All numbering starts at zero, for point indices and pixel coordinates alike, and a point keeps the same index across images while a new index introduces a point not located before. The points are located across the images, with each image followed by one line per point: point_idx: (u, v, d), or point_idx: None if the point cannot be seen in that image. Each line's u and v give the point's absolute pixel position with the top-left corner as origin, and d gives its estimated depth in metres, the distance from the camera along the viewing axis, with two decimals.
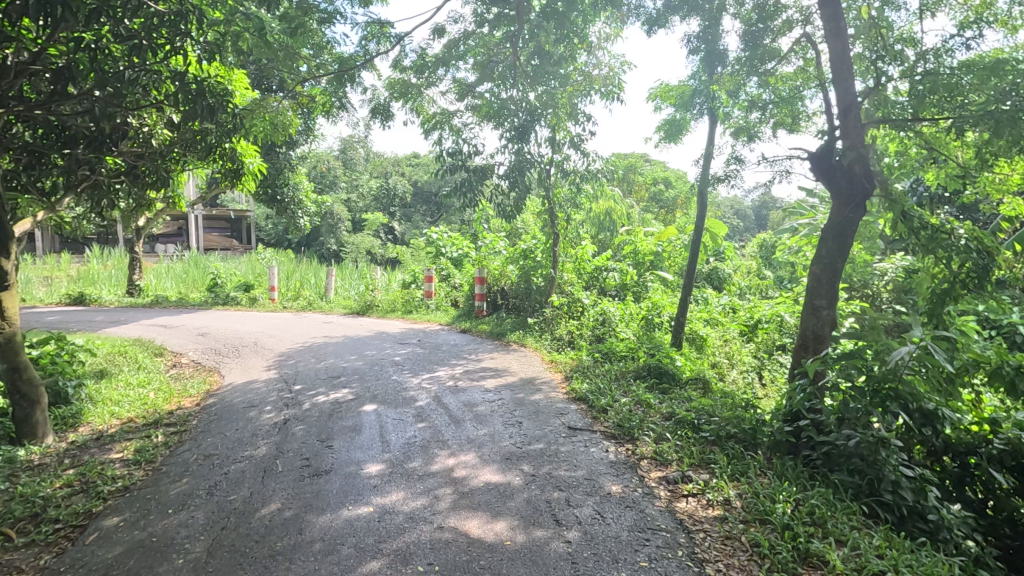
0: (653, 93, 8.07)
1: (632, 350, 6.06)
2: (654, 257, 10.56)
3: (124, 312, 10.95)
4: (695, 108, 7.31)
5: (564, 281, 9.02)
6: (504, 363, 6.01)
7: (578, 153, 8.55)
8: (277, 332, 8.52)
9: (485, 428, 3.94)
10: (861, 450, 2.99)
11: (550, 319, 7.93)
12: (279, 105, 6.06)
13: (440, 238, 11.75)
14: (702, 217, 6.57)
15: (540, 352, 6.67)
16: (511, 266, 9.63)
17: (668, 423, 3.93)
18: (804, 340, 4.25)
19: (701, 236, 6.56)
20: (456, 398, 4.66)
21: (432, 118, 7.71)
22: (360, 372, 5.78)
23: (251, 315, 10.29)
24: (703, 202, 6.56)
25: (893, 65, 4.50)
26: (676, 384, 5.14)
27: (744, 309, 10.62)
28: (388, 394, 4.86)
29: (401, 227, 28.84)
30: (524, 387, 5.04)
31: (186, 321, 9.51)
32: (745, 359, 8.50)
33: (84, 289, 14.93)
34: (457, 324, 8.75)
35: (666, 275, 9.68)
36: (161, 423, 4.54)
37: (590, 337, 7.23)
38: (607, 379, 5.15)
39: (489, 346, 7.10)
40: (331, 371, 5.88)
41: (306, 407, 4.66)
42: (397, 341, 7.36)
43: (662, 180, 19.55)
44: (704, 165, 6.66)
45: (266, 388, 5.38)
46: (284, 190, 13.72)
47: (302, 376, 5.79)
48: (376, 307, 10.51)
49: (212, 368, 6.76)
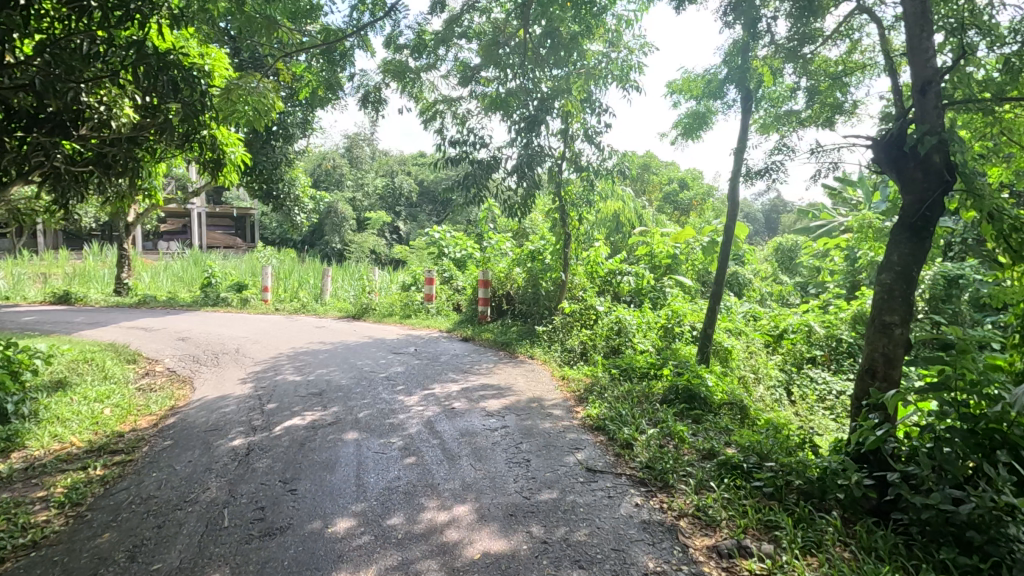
0: (672, 85, 7.36)
1: (655, 366, 5.34)
2: (671, 260, 9.85)
3: (106, 311, 10.34)
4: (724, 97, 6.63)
5: (575, 286, 8.37)
6: (509, 379, 5.32)
7: (592, 146, 7.86)
8: (262, 337, 7.85)
9: (485, 469, 3.24)
10: (973, 520, 2.27)
11: (559, 328, 7.24)
12: (258, 84, 5.44)
13: (442, 238, 11.06)
14: (734, 215, 5.84)
15: (549, 367, 5.96)
16: (518, 268, 8.96)
17: (708, 465, 3.22)
18: (871, 364, 3.51)
19: (733, 236, 5.82)
20: (452, 426, 3.96)
21: (432, 104, 7.05)
22: (345, 388, 5.09)
23: (240, 318, 9.64)
24: (735, 199, 5.85)
25: (977, 35, 3.78)
26: (708, 410, 4.42)
27: (768, 317, 9.89)
28: (373, 419, 4.18)
29: (406, 227, 28.28)
30: (531, 411, 4.34)
31: (169, 323, 8.88)
32: (771, 374, 7.79)
33: (77, 287, 14.46)
34: (459, 331, 8.07)
35: (685, 280, 8.96)
36: (105, 452, 3.88)
37: (605, 349, 6.53)
38: (628, 403, 4.44)
39: (493, 357, 6.40)
40: (313, 387, 5.20)
41: (276, 432, 3.98)
42: (391, 350, 6.67)
43: (677, 181, 18.79)
44: (736, 159, 5.94)
45: (236, 407, 4.70)
46: (280, 185, 13.09)
47: (280, 391, 5.12)
48: (373, 310, 9.85)
49: (185, 379, 6.10)
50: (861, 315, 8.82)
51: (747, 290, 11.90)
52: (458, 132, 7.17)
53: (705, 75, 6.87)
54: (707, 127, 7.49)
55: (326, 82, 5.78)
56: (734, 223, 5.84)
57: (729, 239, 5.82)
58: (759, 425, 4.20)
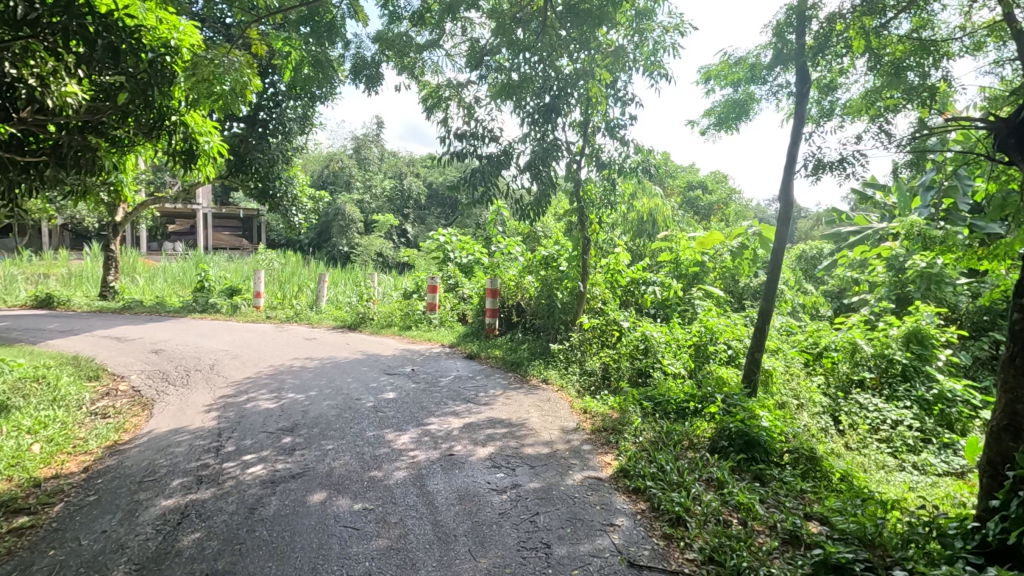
0: (707, 70, 6.43)
1: (696, 397, 4.43)
2: (698, 268, 8.91)
3: (85, 317, 9.59)
4: (772, 81, 5.75)
5: (594, 297, 7.46)
6: (520, 413, 4.43)
7: (615, 140, 6.98)
8: (244, 350, 7.04)
9: (488, 559, 2.38)
10: None
11: (577, 347, 6.32)
12: (228, 56, 4.66)
13: (448, 242, 10.22)
14: (787, 215, 4.93)
15: (568, 395, 5.07)
16: (529, 276, 8.07)
17: (799, 562, 2.35)
18: (1013, 420, 2.63)
19: (787, 241, 4.90)
20: (448, 484, 3.10)
21: (434, 90, 6.25)
22: (323, 420, 4.24)
23: (226, 327, 8.85)
24: (788, 196, 4.94)
25: None
26: (771, 463, 3.52)
27: (805, 331, 8.93)
28: (350, 470, 3.32)
29: (414, 229, 27.45)
30: (547, 462, 3.45)
31: (147, 332, 8.11)
32: (815, 399, 6.90)
33: (76, 287, 14.76)
34: (463, 346, 7.20)
35: (716, 291, 8.03)
36: (6, 512, 3.04)
37: (630, 373, 5.63)
38: (668, 452, 3.55)
39: (501, 380, 5.52)
40: (287, 417, 4.36)
41: (226, 488, 3.13)
42: (384, 370, 5.81)
43: (698, 184, 17.88)
44: (791, 145, 4.96)
45: (188, 448, 3.86)
46: (277, 184, 12.33)
47: (247, 423, 4.29)
48: (370, 321, 9.00)
49: (146, 404, 5.29)
50: (915, 333, 7.78)
51: (779, 301, 10.90)
52: (465, 123, 6.36)
53: (748, 58, 5.98)
54: (745, 118, 6.57)
55: (313, 57, 4.79)
56: (789, 223, 4.92)
57: (781, 244, 4.89)
58: (837, 486, 3.31)
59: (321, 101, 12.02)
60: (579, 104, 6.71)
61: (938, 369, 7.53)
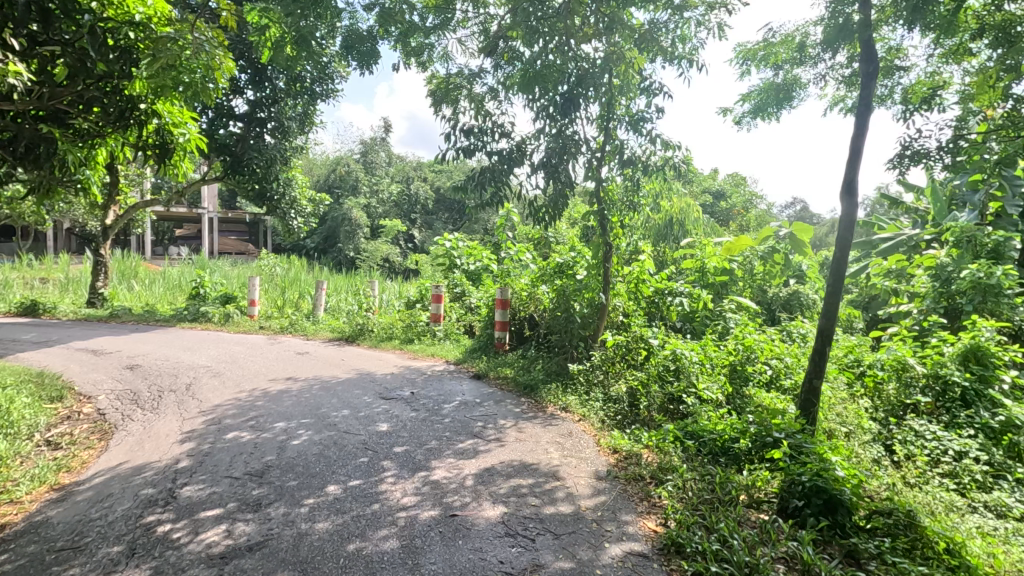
0: (743, 50, 5.77)
1: (749, 433, 3.68)
2: (729, 277, 8.11)
3: (67, 327, 8.98)
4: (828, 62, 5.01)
5: (615, 310, 6.70)
6: (538, 455, 3.68)
7: (641, 136, 6.24)
8: (227, 366, 6.34)
9: None
10: None
11: (598, 366, 5.58)
12: (195, 34, 4.01)
13: (454, 247, 9.55)
14: (852, 218, 4.15)
15: (592, 429, 4.32)
16: (543, 285, 7.33)
17: None
18: None
19: (850, 249, 4.13)
20: (448, 566, 2.37)
21: (444, 79, 5.51)
22: (301, 460, 3.52)
23: (214, 338, 8.17)
24: (853, 195, 4.16)
25: None
26: (860, 533, 2.77)
27: (845, 347, 8.12)
28: (324, 539, 2.60)
29: (421, 235, 26.93)
30: (574, 530, 2.71)
31: (125, 345, 7.44)
32: (864, 425, 6.12)
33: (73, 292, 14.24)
34: (469, 364, 6.46)
35: (751, 303, 7.24)
36: None
37: (661, 399, 4.86)
38: (728, 517, 2.80)
39: (513, 408, 4.78)
40: (260, 453, 3.64)
41: (161, 566, 2.42)
42: (378, 394, 5.08)
43: (716, 190, 17.18)
44: (856, 136, 4.21)
45: (132, 497, 3.14)
46: (275, 186, 11.73)
47: (214, 458, 3.59)
48: (369, 332, 8.29)
49: (107, 431, 4.60)
50: (972, 351, 6.94)
51: None
52: (475, 116, 5.66)
53: (795, 37, 5.27)
54: (785, 106, 5.92)
55: (294, 32, 4.14)
56: (852, 224, 4.15)
57: (844, 252, 4.13)
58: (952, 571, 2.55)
59: (321, 99, 11.68)
60: (601, 96, 6.02)
61: (1002, 393, 6.64)
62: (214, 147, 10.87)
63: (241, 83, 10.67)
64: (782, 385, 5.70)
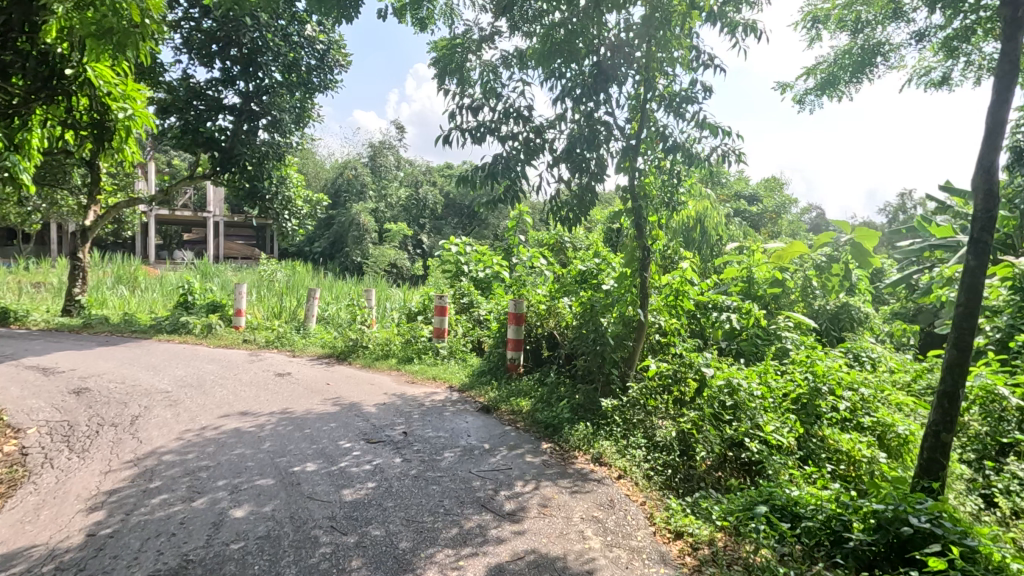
0: (811, 12, 5.09)
1: (867, 515, 2.62)
2: (780, 289, 6.97)
3: (31, 339, 8.07)
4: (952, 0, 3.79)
5: (653, 327, 5.62)
6: (571, 544, 2.61)
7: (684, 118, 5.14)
8: (191, 392, 5.32)
9: None
10: None
11: (636, 402, 4.48)
12: None
13: (462, 253, 8.46)
14: (992, 215, 3.00)
15: (643, 499, 3.26)
16: (564, 298, 6.29)
17: None
18: None
19: (988, 258, 3.02)
20: None
21: (449, 42, 4.48)
22: (235, 552, 2.47)
23: (188, 354, 7.18)
24: (993, 183, 2.99)
25: None
26: None
27: (911, 371, 5.97)
28: None
29: (430, 240, 25.88)
30: None
31: (82, 363, 6.45)
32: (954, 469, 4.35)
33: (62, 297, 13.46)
34: (477, 393, 5.41)
35: (810, 320, 6.12)
36: None
37: (720, 447, 3.75)
38: None
39: (532, 459, 3.71)
40: (184, 536, 2.61)
41: None
42: (363, 435, 4.04)
43: (747, 195, 15.97)
44: (995, 105, 3.05)
45: None
46: (267, 184, 10.76)
47: (117, 543, 2.56)
48: (364, 349, 7.28)
49: (15, 480, 3.58)
50: None
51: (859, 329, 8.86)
52: (485, 92, 4.62)
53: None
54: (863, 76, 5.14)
55: None
56: (992, 226, 3.01)
57: (982, 262, 3.03)
58: None
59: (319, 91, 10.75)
60: (639, 72, 4.94)
61: None
62: (202, 142, 9.93)
63: (233, 73, 9.75)
64: (860, 424, 4.49)
